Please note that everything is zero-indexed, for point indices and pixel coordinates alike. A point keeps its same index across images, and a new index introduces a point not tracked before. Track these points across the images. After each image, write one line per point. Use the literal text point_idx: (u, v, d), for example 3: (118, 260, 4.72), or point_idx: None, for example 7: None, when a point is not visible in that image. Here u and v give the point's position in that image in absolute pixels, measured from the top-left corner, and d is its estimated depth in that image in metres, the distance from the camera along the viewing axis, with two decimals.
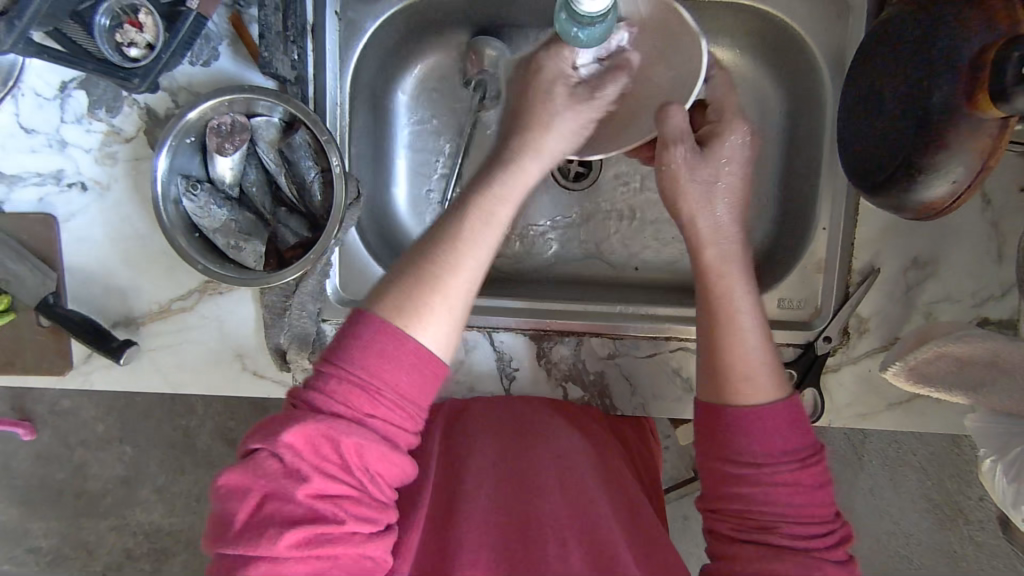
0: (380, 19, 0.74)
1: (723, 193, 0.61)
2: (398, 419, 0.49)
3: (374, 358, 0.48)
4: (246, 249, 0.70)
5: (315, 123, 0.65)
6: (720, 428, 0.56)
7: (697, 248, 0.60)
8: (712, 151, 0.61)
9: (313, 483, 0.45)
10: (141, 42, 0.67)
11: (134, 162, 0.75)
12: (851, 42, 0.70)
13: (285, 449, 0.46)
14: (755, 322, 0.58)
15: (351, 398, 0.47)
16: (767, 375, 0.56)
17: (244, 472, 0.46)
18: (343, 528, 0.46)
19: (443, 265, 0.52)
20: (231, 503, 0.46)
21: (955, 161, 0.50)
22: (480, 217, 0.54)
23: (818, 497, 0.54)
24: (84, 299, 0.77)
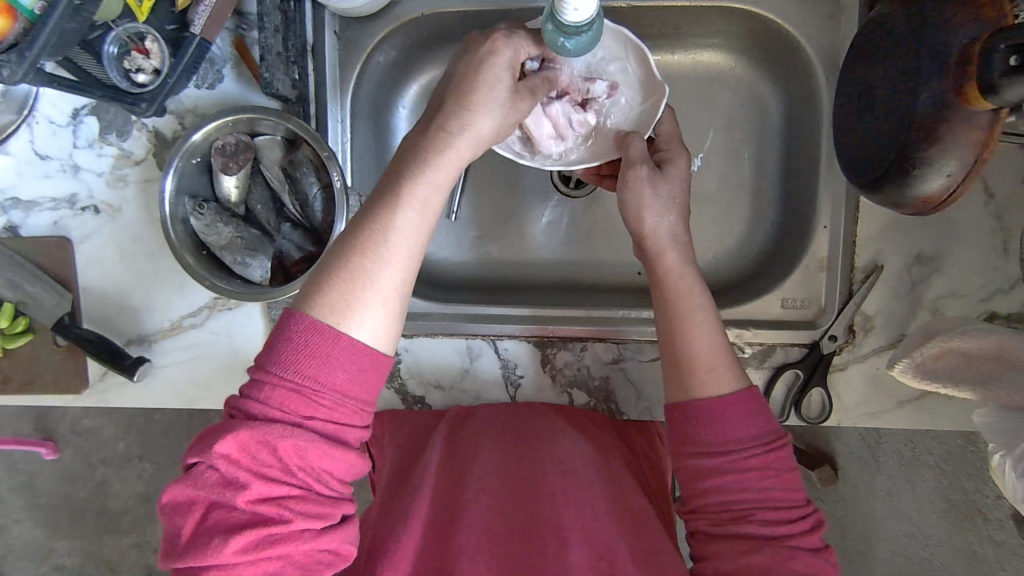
0: (379, 37, 0.76)
1: (679, 206, 0.63)
2: (341, 417, 0.49)
3: (305, 358, 0.49)
4: (253, 265, 0.72)
5: (317, 140, 0.67)
6: (687, 426, 0.58)
7: (658, 259, 0.63)
8: (670, 172, 0.64)
9: (252, 489, 0.47)
10: (148, 68, 0.70)
11: (144, 184, 0.78)
12: (844, 41, 0.71)
13: (221, 459, 0.47)
14: (708, 325, 0.61)
15: (287, 402, 0.48)
16: (728, 369, 0.59)
17: (187, 484, 0.47)
18: (292, 526, 0.47)
19: (368, 258, 0.52)
20: (179, 515, 0.47)
21: (949, 155, 0.50)
22: (407, 207, 0.53)
23: (787, 482, 0.56)
24: (98, 318, 0.79)
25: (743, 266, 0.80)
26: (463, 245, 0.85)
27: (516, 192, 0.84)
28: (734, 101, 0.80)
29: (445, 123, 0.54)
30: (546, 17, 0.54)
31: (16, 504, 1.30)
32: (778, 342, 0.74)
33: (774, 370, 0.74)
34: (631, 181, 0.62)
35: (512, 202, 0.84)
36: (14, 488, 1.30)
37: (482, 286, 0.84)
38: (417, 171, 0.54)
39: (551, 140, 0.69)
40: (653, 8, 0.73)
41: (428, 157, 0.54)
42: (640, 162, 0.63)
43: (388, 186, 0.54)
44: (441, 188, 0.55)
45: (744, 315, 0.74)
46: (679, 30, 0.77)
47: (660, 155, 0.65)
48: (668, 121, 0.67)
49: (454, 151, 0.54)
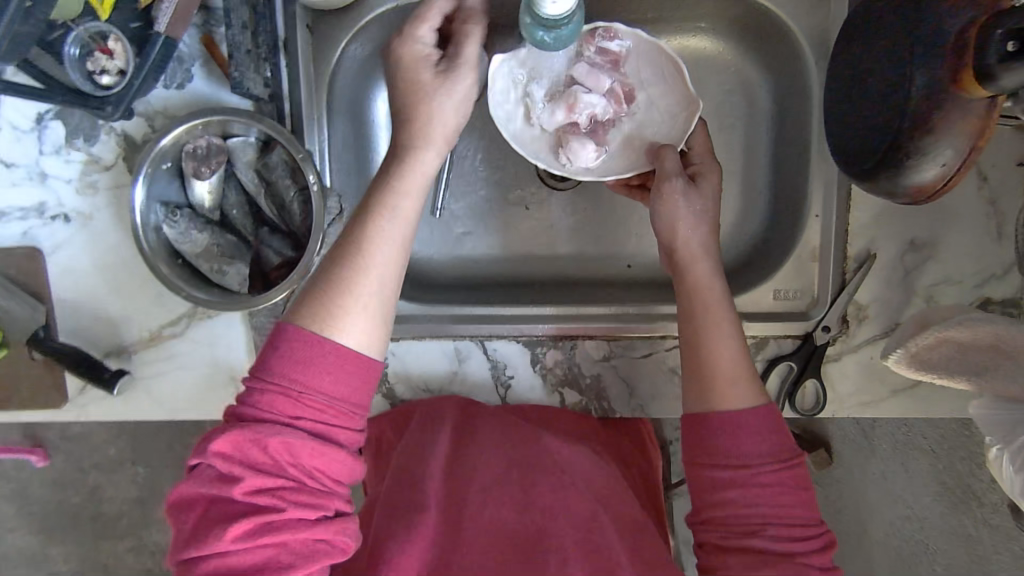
0: (353, 31, 0.73)
1: (711, 219, 0.63)
2: (330, 417, 0.50)
3: (292, 360, 0.50)
4: (230, 272, 0.69)
5: (291, 141, 0.64)
6: (708, 435, 0.57)
7: (688, 268, 0.62)
8: (703, 186, 0.63)
9: (246, 482, 0.48)
10: (112, 69, 0.67)
11: (116, 190, 0.75)
12: (833, 23, 0.69)
13: (217, 456, 0.49)
14: (732, 339, 0.60)
15: (275, 404, 0.49)
16: (748, 384, 0.58)
17: (189, 482, 0.50)
18: (286, 516, 0.49)
19: (353, 265, 0.54)
20: (182, 513, 0.50)
21: (944, 143, 0.48)
22: (384, 214, 0.56)
23: (800, 499, 0.55)
24: (75, 330, 0.76)
25: (735, 257, 0.79)
26: (449, 242, 0.83)
27: (503, 187, 0.82)
28: (721, 87, 0.78)
29: (413, 136, 0.58)
30: (525, 9, 0.51)
31: (8, 512, 1.29)
32: (770, 335, 0.72)
33: (767, 363, 0.73)
34: (666, 193, 0.62)
35: (497, 197, 0.82)
36: (5, 496, 1.29)
37: (470, 284, 0.82)
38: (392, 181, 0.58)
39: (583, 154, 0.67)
40: None
41: (398, 173, 0.58)
42: (671, 177, 0.62)
43: (369, 195, 0.58)
44: (414, 199, 0.58)
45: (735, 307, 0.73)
46: (663, 15, 0.75)
47: (693, 168, 0.65)
48: (700, 134, 0.67)
49: (419, 161, 0.58)
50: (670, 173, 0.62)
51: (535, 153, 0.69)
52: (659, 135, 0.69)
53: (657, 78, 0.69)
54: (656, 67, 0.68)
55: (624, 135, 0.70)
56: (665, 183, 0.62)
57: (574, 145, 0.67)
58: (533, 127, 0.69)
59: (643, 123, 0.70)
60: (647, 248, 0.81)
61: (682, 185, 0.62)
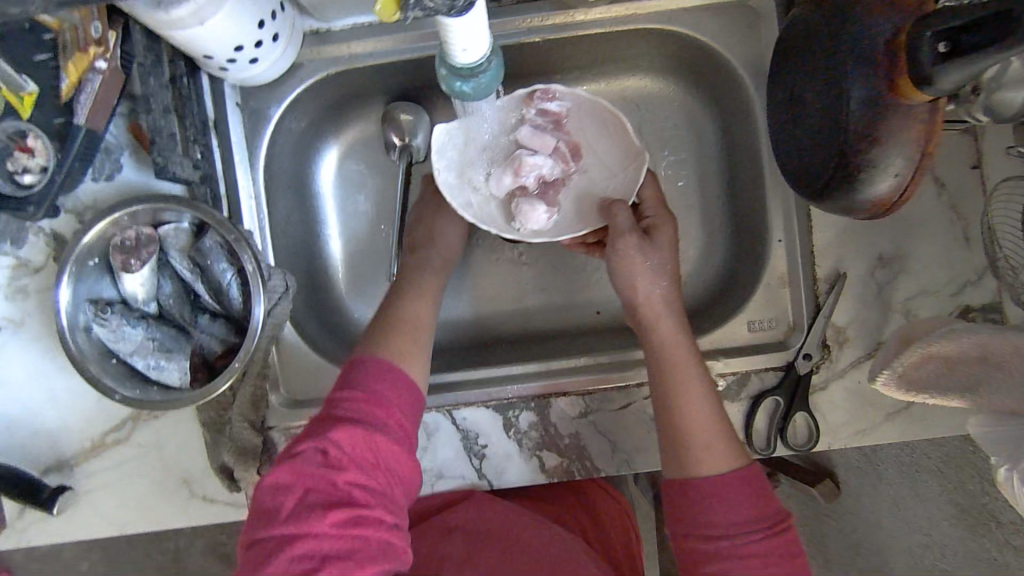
0: (284, 103, 0.71)
1: (671, 271, 0.61)
2: (409, 439, 0.55)
3: (383, 377, 0.56)
4: (169, 367, 0.63)
5: (222, 222, 0.61)
6: (686, 506, 0.53)
7: (654, 327, 0.59)
8: (657, 239, 0.62)
9: (351, 472, 0.49)
10: (34, 167, 0.64)
11: (47, 292, 0.71)
12: (767, 47, 0.68)
13: (330, 443, 0.50)
14: (704, 395, 0.56)
15: (371, 407, 0.53)
16: (724, 446, 0.54)
17: (283, 468, 0.49)
18: (378, 513, 0.49)
19: (411, 322, 0.63)
20: (274, 497, 0.48)
21: (892, 153, 0.46)
22: (423, 298, 0.67)
23: (792, 572, 0.51)
24: (9, 447, 0.71)
25: (705, 291, 0.76)
26: None
27: (459, 245, 0.79)
28: (667, 123, 0.77)
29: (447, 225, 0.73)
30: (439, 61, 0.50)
31: None
32: (751, 369, 0.69)
33: (752, 400, 0.69)
34: (621, 248, 0.60)
35: (454, 257, 0.79)
36: None
37: (435, 349, 0.78)
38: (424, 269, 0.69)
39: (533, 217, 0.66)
40: (569, 39, 0.70)
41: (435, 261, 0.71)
42: (627, 233, 0.61)
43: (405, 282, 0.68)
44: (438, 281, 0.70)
45: (711, 344, 0.70)
46: (599, 58, 0.74)
47: (647, 222, 0.64)
48: (649, 186, 0.67)
49: (441, 252, 0.71)
50: (622, 229, 0.61)
51: (487, 221, 0.67)
52: (610, 189, 0.68)
53: (601, 129, 0.68)
54: (600, 123, 0.68)
55: (575, 192, 0.68)
56: (623, 234, 0.60)
57: (526, 209, 0.65)
58: (482, 195, 0.68)
59: (593, 179, 0.68)
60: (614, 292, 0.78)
61: (640, 240, 0.60)
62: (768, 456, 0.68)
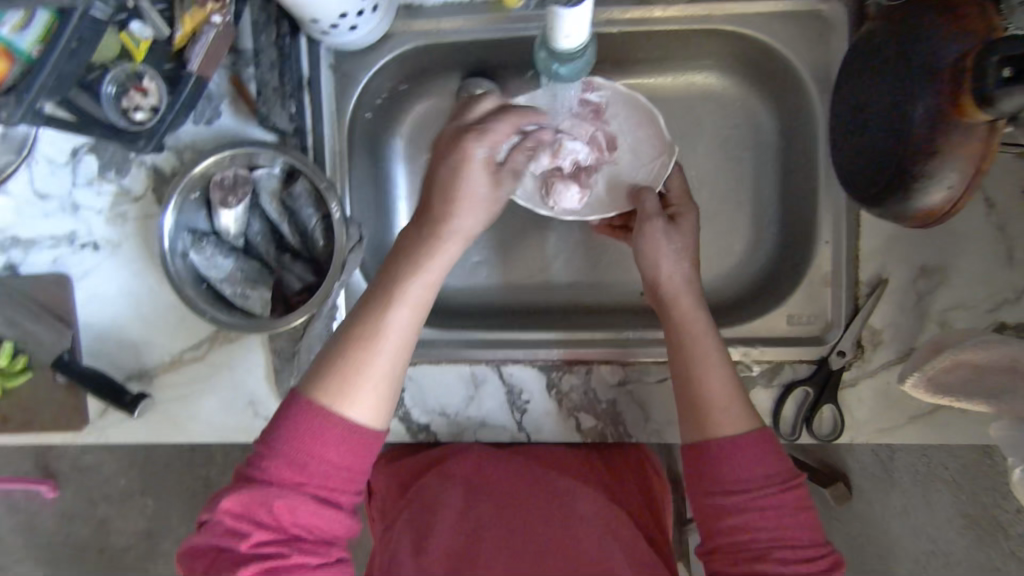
0: (374, 69, 0.76)
1: (693, 254, 0.64)
2: (334, 489, 0.52)
3: (297, 433, 0.52)
4: (253, 296, 0.71)
5: (315, 171, 0.67)
6: (703, 463, 0.58)
7: (674, 303, 0.63)
8: (682, 224, 0.65)
9: (254, 536, 0.51)
10: (146, 106, 0.70)
11: (144, 220, 0.77)
12: (836, 58, 0.71)
13: (225, 513, 0.51)
14: (720, 368, 0.60)
15: (280, 470, 0.51)
16: (741, 412, 0.59)
17: (199, 535, 0.53)
18: (293, 561, 0.51)
19: (363, 344, 0.55)
20: (195, 560, 0.52)
21: (948, 168, 0.49)
22: (400, 297, 0.56)
23: (802, 520, 0.56)
24: (99, 355, 0.78)
25: (747, 284, 0.80)
26: (465, 270, 0.84)
27: (517, 216, 0.84)
28: (729, 120, 0.81)
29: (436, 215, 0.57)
30: (539, 44, 0.54)
31: (17, 543, 1.29)
32: (785, 360, 0.73)
33: (783, 388, 0.73)
34: (647, 232, 0.64)
35: (511, 227, 0.84)
36: (15, 528, 1.29)
37: (485, 311, 0.83)
38: (404, 273, 0.56)
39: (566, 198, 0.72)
40: (644, 33, 0.74)
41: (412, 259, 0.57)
42: (652, 218, 0.64)
43: (382, 276, 0.57)
44: (432, 286, 0.57)
45: (749, 332, 0.74)
46: (672, 53, 0.78)
47: (672, 210, 0.67)
48: (677, 177, 0.71)
49: (441, 250, 0.57)
50: (643, 215, 0.65)
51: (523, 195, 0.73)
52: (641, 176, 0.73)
53: (635, 122, 0.74)
54: (638, 118, 0.74)
55: (610, 177, 0.74)
56: (646, 222, 0.64)
57: (560, 188, 0.71)
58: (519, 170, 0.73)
59: (626, 165, 0.74)
60: None
61: (662, 226, 0.64)
62: (793, 441, 0.73)
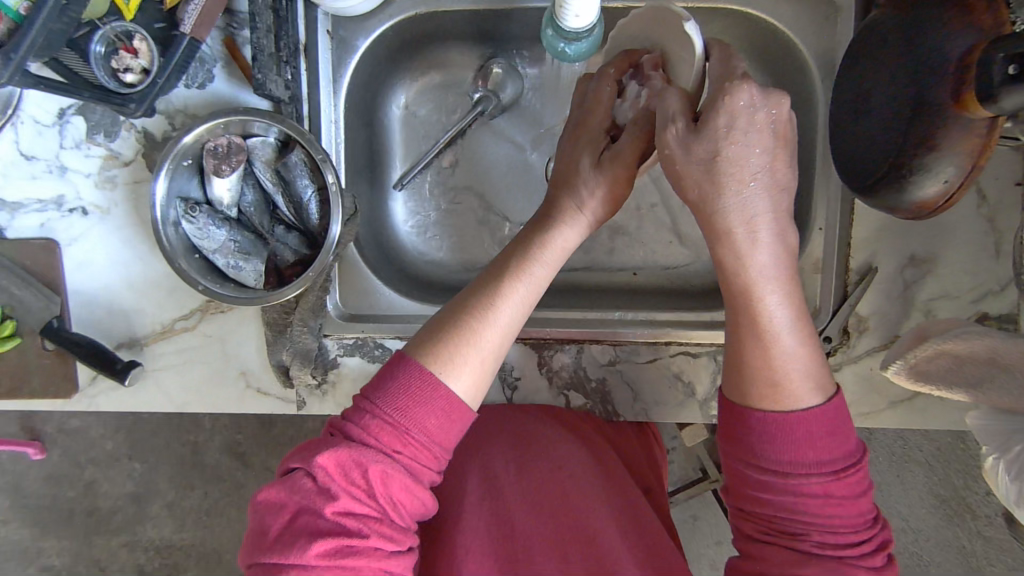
0: (372, 37, 0.75)
1: (763, 175, 0.54)
2: (423, 460, 0.51)
3: (408, 397, 0.51)
4: (245, 268, 0.70)
5: (310, 142, 0.66)
6: (750, 437, 0.55)
7: (722, 240, 0.55)
8: (717, 122, 0.52)
9: (341, 502, 0.47)
10: (136, 67, 0.68)
11: (133, 185, 0.76)
12: (840, 43, 0.70)
13: (319, 469, 0.47)
14: (786, 312, 0.55)
15: (381, 432, 0.49)
16: (805, 384, 0.55)
17: (280, 488, 0.48)
18: (368, 543, 0.47)
19: (479, 317, 0.56)
20: (268, 516, 0.48)
21: (946, 162, 0.50)
22: (520, 279, 0.58)
23: (854, 507, 0.54)
24: (88, 322, 0.77)
25: None
26: (460, 240, 0.84)
27: (513, 193, 0.83)
28: None
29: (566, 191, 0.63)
30: (547, 23, 0.58)
31: (4, 504, 1.30)
32: None
33: None
34: (665, 145, 0.55)
35: (504, 205, 0.84)
36: (1, 488, 1.30)
37: None
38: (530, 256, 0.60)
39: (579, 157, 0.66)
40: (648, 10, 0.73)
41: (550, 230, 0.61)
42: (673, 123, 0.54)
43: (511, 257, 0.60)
44: (548, 270, 0.60)
45: None
46: None
47: (710, 104, 0.54)
48: (720, 59, 0.56)
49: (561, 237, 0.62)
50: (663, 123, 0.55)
51: None
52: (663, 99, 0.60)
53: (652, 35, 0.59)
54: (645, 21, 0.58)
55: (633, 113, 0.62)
56: (663, 131, 0.54)
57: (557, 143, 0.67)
58: None
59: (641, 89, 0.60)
60: (653, 257, 0.83)
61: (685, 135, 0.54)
62: None
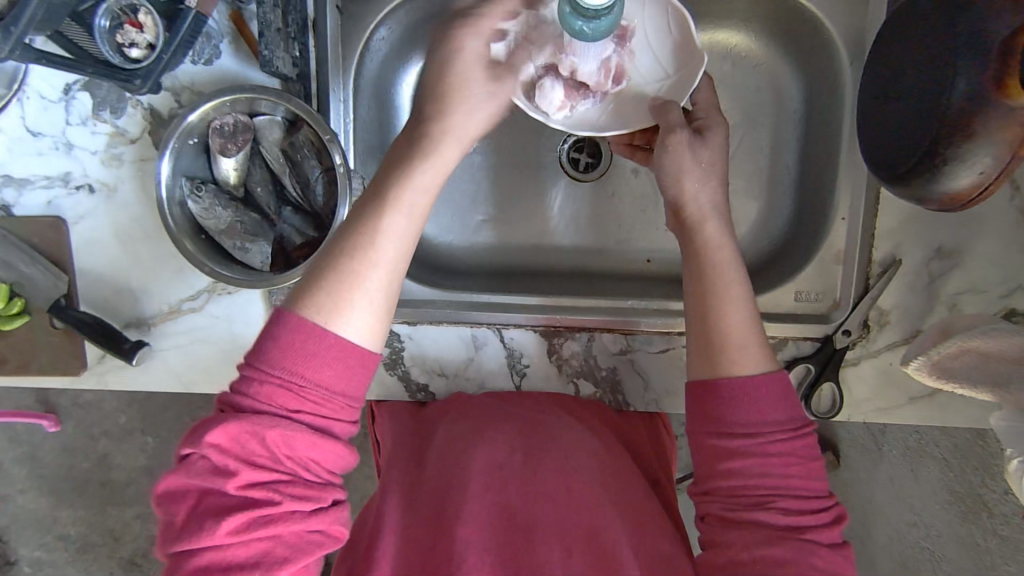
0: (383, 13, 0.72)
1: (719, 172, 0.61)
2: (329, 412, 0.48)
3: (294, 352, 0.47)
4: (254, 250, 0.70)
5: (318, 122, 0.64)
6: (712, 400, 0.56)
7: (699, 229, 0.59)
8: (709, 139, 0.61)
9: (243, 476, 0.45)
10: (141, 43, 0.67)
11: (140, 163, 0.75)
12: (870, 25, 0.68)
13: (210, 448, 0.45)
14: (741, 296, 0.59)
15: (276, 396, 0.46)
16: (757, 350, 0.56)
17: (178, 473, 0.46)
18: (281, 509, 0.46)
19: (354, 257, 0.51)
20: (173, 504, 0.46)
21: (982, 152, 0.47)
22: (395, 208, 0.53)
23: (811, 471, 0.54)
24: (96, 300, 0.77)
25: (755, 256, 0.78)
26: (468, 223, 0.82)
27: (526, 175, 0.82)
28: (749, 83, 0.77)
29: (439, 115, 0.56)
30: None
31: (19, 475, 1.32)
32: (790, 336, 0.72)
33: (785, 363, 0.72)
34: (672, 146, 0.59)
35: (517, 188, 0.82)
36: (16, 459, 1.31)
37: (491, 269, 0.82)
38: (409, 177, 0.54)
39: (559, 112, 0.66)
40: None
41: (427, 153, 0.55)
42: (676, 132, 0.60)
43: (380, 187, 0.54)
44: (427, 193, 0.54)
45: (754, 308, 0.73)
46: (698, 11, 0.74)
47: (697, 124, 0.62)
48: (705, 91, 0.65)
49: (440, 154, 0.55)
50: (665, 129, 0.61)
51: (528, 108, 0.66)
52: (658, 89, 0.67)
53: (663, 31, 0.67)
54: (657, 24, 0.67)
55: (625, 90, 0.67)
56: (671, 135, 0.60)
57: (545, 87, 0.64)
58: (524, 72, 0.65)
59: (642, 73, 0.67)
60: (668, 244, 0.81)
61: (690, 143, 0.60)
62: None
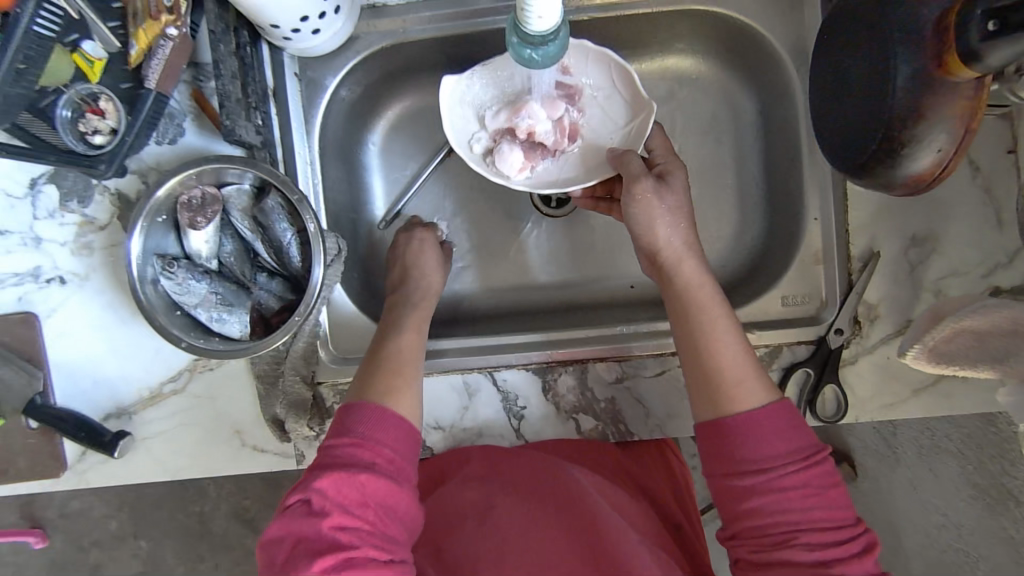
0: (341, 74, 0.74)
1: (687, 216, 0.63)
2: (396, 470, 0.56)
3: (370, 418, 0.58)
4: (230, 320, 0.67)
5: (286, 184, 0.64)
6: (722, 444, 0.56)
7: (677, 268, 0.62)
8: (673, 182, 0.64)
9: (334, 517, 0.52)
10: (104, 129, 0.67)
11: (110, 249, 0.74)
12: (809, 29, 0.70)
13: (312, 493, 0.53)
14: (728, 330, 0.60)
15: (357, 451, 0.56)
16: (755, 379, 0.58)
17: (280, 521, 0.53)
18: (362, 554, 0.51)
19: (392, 358, 0.65)
20: (273, 549, 0.52)
21: (937, 130, 0.48)
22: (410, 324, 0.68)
23: (835, 499, 0.54)
24: (73, 393, 0.74)
25: (737, 268, 0.78)
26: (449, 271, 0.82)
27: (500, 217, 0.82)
28: (702, 103, 0.79)
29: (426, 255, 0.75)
30: (511, 30, 0.57)
31: None
32: (783, 342, 0.71)
33: (783, 371, 0.71)
34: (638, 194, 0.61)
35: (492, 230, 0.82)
36: None
37: (476, 313, 0.81)
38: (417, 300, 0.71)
39: (520, 172, 0.70)
40: (614, 18, 0.73)
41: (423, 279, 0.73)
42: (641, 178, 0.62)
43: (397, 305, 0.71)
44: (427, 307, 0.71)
45: (745, 318, 0.72)
46: (643, 40, 0.77)
47: (659, 168, 0.66)
48: (659, 137, 0.69)
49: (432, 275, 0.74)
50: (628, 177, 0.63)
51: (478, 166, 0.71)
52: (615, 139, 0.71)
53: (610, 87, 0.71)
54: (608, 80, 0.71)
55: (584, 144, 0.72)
56: (636, 182, 0.62)
57: (504, 151, 0.69)
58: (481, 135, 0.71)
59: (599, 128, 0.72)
60: None
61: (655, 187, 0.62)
62: None
